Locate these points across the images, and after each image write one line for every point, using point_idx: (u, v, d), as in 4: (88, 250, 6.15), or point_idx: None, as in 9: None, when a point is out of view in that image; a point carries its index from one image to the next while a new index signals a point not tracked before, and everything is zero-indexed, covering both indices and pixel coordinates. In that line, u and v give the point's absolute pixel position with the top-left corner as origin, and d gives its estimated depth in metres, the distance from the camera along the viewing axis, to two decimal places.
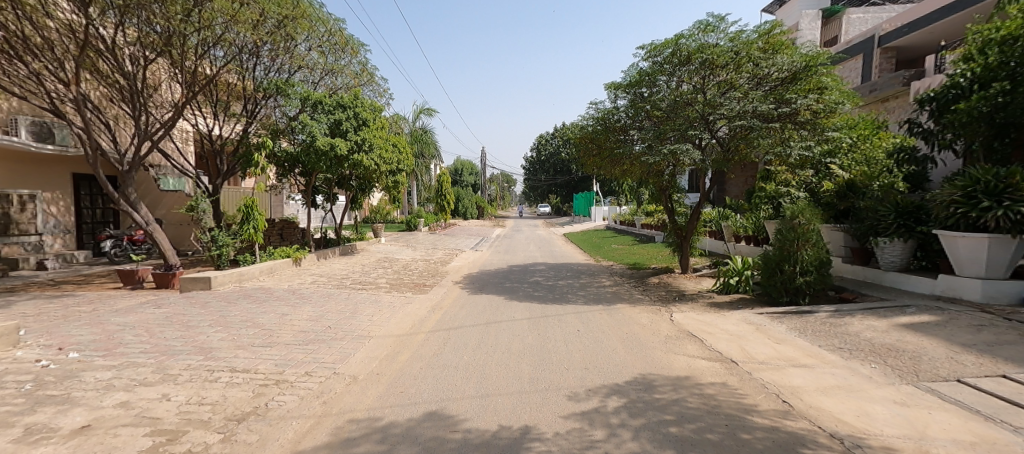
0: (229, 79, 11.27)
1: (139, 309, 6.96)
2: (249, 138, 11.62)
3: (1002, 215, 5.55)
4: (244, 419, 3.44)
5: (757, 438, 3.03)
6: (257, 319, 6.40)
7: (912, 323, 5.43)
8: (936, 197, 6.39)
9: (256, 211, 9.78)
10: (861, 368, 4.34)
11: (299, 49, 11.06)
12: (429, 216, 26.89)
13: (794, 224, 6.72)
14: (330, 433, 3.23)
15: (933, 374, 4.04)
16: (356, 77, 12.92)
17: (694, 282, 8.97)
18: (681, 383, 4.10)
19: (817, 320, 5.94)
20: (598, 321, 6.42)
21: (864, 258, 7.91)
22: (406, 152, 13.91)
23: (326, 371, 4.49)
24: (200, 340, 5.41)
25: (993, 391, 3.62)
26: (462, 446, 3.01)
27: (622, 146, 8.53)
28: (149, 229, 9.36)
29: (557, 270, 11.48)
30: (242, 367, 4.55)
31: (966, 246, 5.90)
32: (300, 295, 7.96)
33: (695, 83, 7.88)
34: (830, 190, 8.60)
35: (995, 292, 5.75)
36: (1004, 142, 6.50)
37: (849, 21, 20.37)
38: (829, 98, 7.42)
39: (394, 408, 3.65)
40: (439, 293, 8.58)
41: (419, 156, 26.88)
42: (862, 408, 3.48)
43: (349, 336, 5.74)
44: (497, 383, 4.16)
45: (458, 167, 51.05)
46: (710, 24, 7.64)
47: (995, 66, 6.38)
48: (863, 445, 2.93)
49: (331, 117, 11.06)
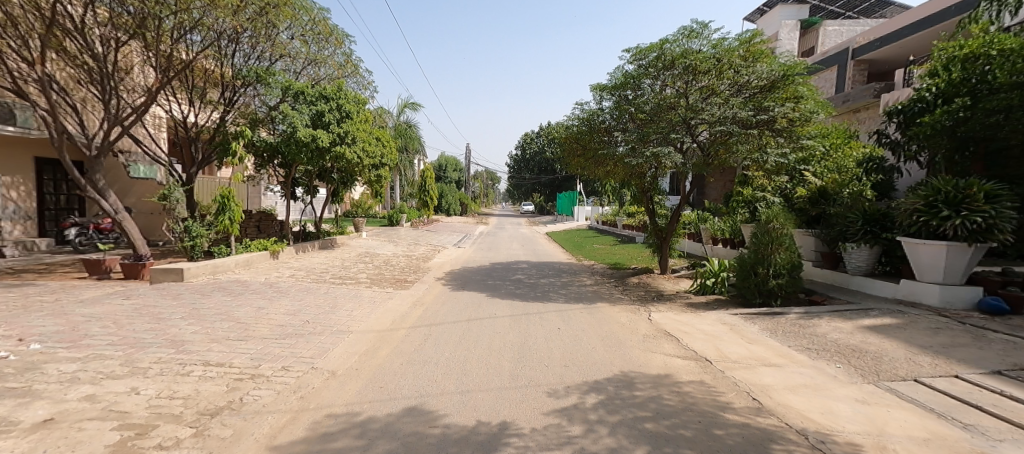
0: (206, 65, 10.91)
1: (107, 300, 6.72)
2: (226, 127, 11.29)
3: (960, 224, 5.88)
4: (217, 413, 3.38)
5: (729, 433, 3.15)
6: (232, 312, 6.26)
7: (874, 324, 5.70)
8: (901, 205, 6.69)
9: (232, 201, 9.57)
10: (827, 368, 4.53)
11: (280, 37, 10.81)
12: (412, 211, 26.58)
13: (769, 228, 6.92)
14: (308, 428, 3.21)
15: (892, 374, 4.25)
16: (339, 68, 12.64)
17: (672, 283, 9.18)
18: (661, 381, 4.20)
19: (788, 321, 6.17)
20: (578, 319, 6.50)
21: (833, 262, 8.21)
22: (391, 146, 13.68)
23: (303, 366, 4.43)
24: (171, 333, 5.26)
25: (947, 390, 3.83)
26: (441, 441, 3.04)
27: (605, 147, 8.60)
28: (119, 217, 9.01)
29: (539, 268, 11.55)
30: (216, 360, 4.46)
31: (927, 253, 6.22)
32: (278, 289, 7.81)
33: (678, 87, 8.05)
34: (803, 196, 8.92)
35: (952, 297, 6.07)
36: (964, 155, 6.86)
37: (826, 33, 20.97)
38: (804, 107, 7.59)
39: (372, 403, 3.63)
40: (420, 289, 8.54)
41: (403, 149, 26.61)
42: (827, 406, 3.64)
43: (327, 330, 5.68)
44: (478, 379, 4.19)
45: (442, 163, 51.01)
46: (694, 30, 7.77)
47: (958, 82, 6.81)
48: (828, 441, 3.07)
49: (314, 108, 10.87)
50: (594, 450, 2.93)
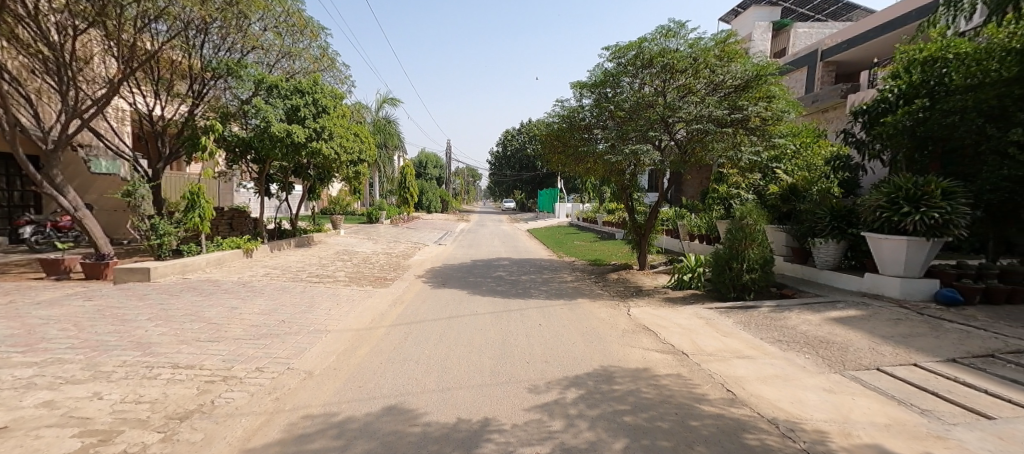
0: (173, 56, 10.47)
1: (66, 302, 6.40)
2: (195, 121, 10.88)
3: (919, 220, 6.16)
4: (187, 417, 3.27)
5: (704, 424, 3.23)
6: (203, 313, 6.05)
7: (841, 316, 5.93)
8: (865, 202, 6.98)
9: (202, 198, 9.20)
10: (796, 359, 4.70)
11: (252, 29, 10.48)
12: (392, 209, 26.21)
13: (743, 224, 7.12)
14: (284, 430, 3.14)
15: (857, 363, 4.45)
16: (314, 62, 12.12)
17: (650, 278, 9.34)
18: (639, 374, 4.28)
19: (760, 314, 6.36)
20: (559, 316, 6.55)
21: (802, 257, 8.50)
22: (369, 142, 13.45)
23: (279, 366, 4.33)
24: (136, 335, 5.06)
25: (907, 378, 4.03)
26: (421, 439, 3.02)
27: (585, 145, 8.65)
28: (78, 215, 8.55)
29: (520, 264, 11.57)
30: (186, 363, 4.31)
31: (889, 247, 6.51)
32: (251, 289, 7.59)
33: (655, 86, 8.15)
34: (775, 193, 9.20)
35: (911, 289, 6.38)
36: (923, 154, 7.12)
37: (796, 35, 21.62)
38: (776, 106, 7.81)
39: (351, 403, 3.58)
40: (400, 287, 8.44)
41: (382, 145, 26.20)
42: (797, 395, 3.78)
43: (304, 330, 5.55)
44: (458, 376, 4.18)
45: (422, 160, 50.53)
46: (671, 29, 7.90)
47: (917, 84, 7.14)
48: (797, 429, 3.19)
49: (288, 102, 10.58)
50: (574, 444, 2.97)
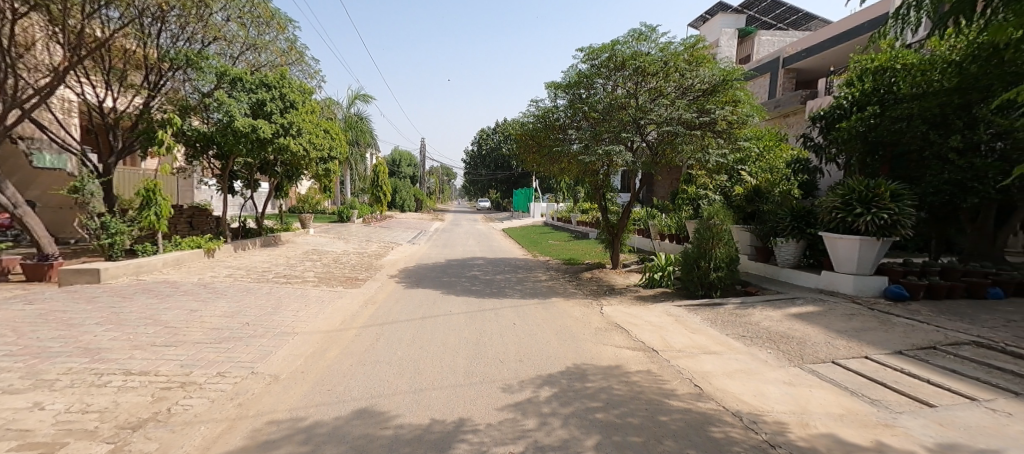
0: (126, 45, 9.87)
1: (5, 305, 5.95)
2: (151, 114, 10.33)
3: (870, 221, 6.55)
4: (140, 427, 3.10)
5: (672, 419, 3.32)
6: (159, 316, 5.74)
7: (800, 312, 6.22)
8: (822, 203, 7.33)
9: (159, 195, 8.75)
10: (759, 353, 4.89)
11: (214, 19, 10.02)
12: (364, 208, 25.67)
13: (710, 224, 7.32)
14: (247, 436, 3.02)
15: (814, 357, 4.67)
16: (282, 55, 11.75)
17: (622, 277, 9.51)
18: (611, 371, 4.35)
19: (726, 311, 6.59)
20: (532, 315, 6.58)
21: (765, 256, 8.85)
22: (340, 139, 13.13)
23: (242, 371, 4.16)
24: (84, 340, 4.75)
25: (860, 370, 4.26)
26: (393, 442, 2.96)
27: (560, 145, 8.68)
28: (18, 212, 8.00)
29: (495, 264, 11.55)
30: (139, 369, 4.08)
31: (843, 247, 6.86)
32: (213, 290, 7.26)
33: (628, 88, 8.31)
34: (740, 194, 9.55)
35: (863, 285, 6.74)
36: (874, 158, 7.55)
37: (760, 42, 22.50)
38: (741, 110, 8.08)
39: (319, 407, 3.48)
40: (372, 287, 8.27)
41: (353, 143, 25.61)
42: (760, 388, 3.93)
43: (270, 333, 5.36)
44: (431, 377, 4.13)
45: (395, 158, 49.76)
46: (643, 33, 8.05)
47: (869, 92, 7.55)
48: (759, 421, 3.32)
49: (253, 96, 10.16)
50: (547, 442, 2.98)
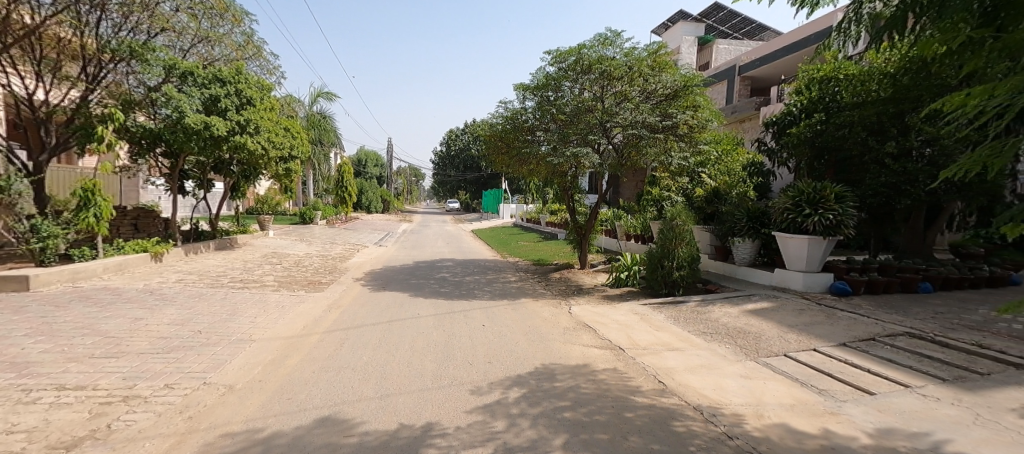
0: (59, 33, 8.96)
1: None
2: (89, 108, 9.59)
3: (818, 221, 6.95)
4: (76, 445, 2.85)
5: (638, 415, 3.39)
6: (100, 325, 5.34)
7: (755, 308, 6.51)
8: (775, 205, 7.73)
9: (98, 195, 8.12)
10: (719, 349, 5.08)
11: (162, 8, 9.48)
12: (328, 209, 24.88)
13: (673, 225, 7.53)
14: (198, 451, 2.84)
15: (769, 350, 4.90)
16: (238, 49, 11.15)
17: (590, 277, 9.66)
18: (579, 370, 4.40)
19: (688, 308, 6.81)
20: (501, 316, 6.56)
21: (724, 255, 9.21)
22: (301, 137, 12.66)
23: (193, 382, 3.92)
24: (10, 354, 4.34)
25: (810, 362, 4.51)
26: (357, 449, 2.87)
27: (529, 146, 8.73)
28: None
29: (464, 265, 11.46)
30: (76, 383, 3.76)
31: (794, 246, 7.20)
32: (162, 297, 6.82)
33: (594, 91, 8.51)
34: (701, 195, 9.91)
35: (812, 282, 7.15)
36: (821, 162, 8.06)
37: (719, 50, 23.50)
38: (701, 115, 8.35)
39: (279, 417, 3.32)
40: (336, 290, 8.01)
41: (316, 142, 24.78)
42: (719, 382, 4.09)
43: (225, 340, 5.09)
44: (398, 382, 4.03)
45: (360, 158, 48.57)
46: (608, 38, 8.23)
47: (816, 100, 8.00)
48: (719, 414, 3.44)
49: (206, 91, 9.61)
50: (515, 442, 2.97)
